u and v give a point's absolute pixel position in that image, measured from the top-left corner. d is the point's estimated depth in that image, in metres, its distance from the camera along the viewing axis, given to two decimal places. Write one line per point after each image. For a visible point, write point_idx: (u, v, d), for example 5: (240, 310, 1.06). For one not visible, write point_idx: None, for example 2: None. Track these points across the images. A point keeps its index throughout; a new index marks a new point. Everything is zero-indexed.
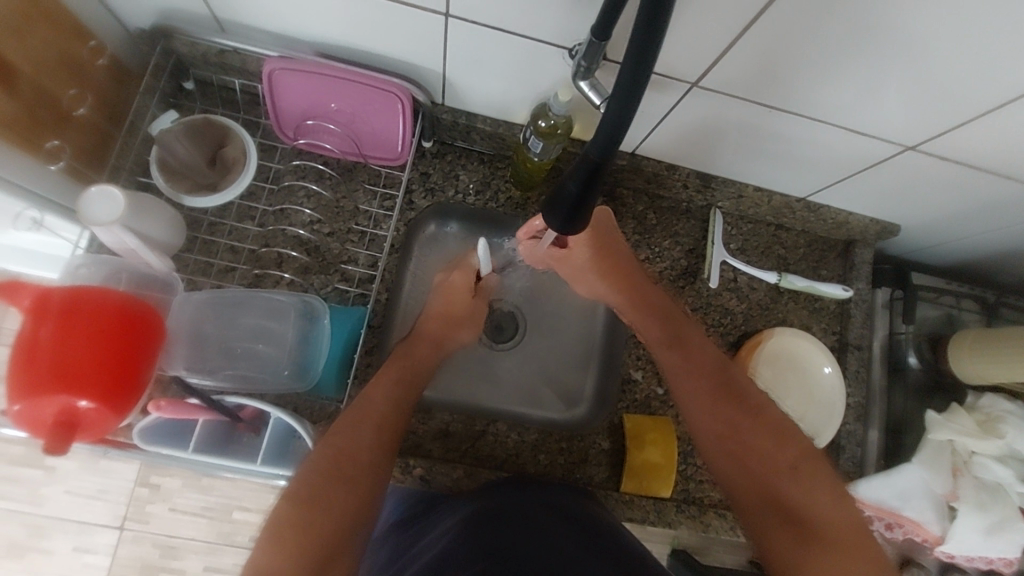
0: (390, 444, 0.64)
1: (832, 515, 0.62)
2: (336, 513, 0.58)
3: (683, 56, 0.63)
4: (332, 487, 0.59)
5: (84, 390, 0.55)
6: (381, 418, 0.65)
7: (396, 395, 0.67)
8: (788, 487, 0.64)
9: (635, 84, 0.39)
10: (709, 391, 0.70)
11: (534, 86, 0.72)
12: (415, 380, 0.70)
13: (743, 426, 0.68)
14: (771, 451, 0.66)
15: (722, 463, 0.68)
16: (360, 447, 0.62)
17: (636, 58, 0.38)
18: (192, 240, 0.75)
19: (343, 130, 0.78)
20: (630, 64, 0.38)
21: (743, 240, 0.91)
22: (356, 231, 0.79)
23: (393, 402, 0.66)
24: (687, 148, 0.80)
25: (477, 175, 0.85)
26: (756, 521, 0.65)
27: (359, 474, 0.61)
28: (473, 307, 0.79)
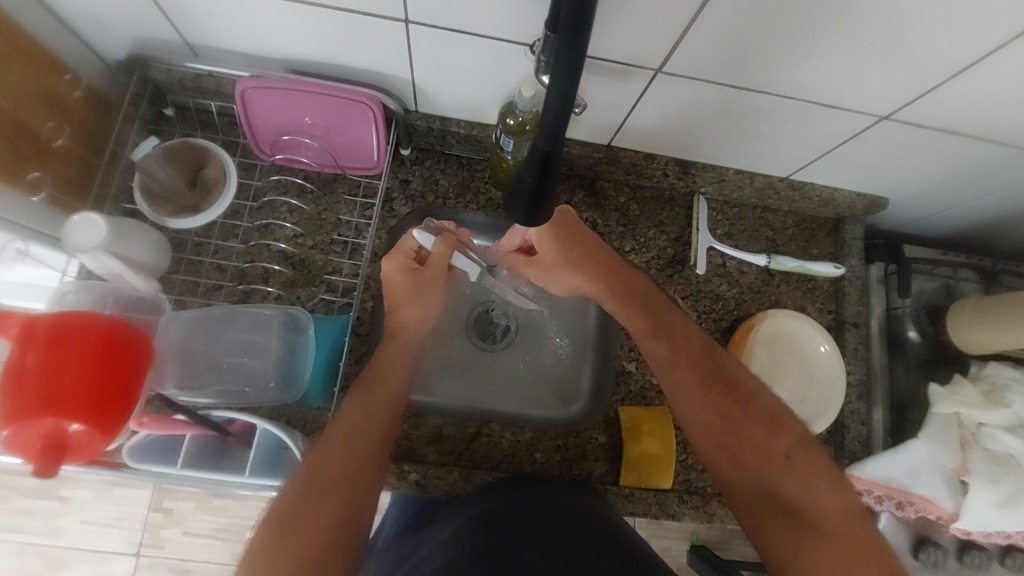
0: (372, 455, 0.62)
1: (828, 505, 0.60)
2: (322, 527, 0.56)
3: (644, 43, 0.63)
4: (317, 500, 0.57)
5: (72, 413, 0.56)
6: (360, 431, 0.63)
7: (374, 407, 0.65)
8: (781, 477, 0.62)
9: (572, 72, 0.41)
10: (698, 378, 0.68)
11: (502, 85, 0.72)
12: (400, 394, 0.68)
13: (734, 416, 0.66)
14: (764, 439, 0.64)
15: (716, 455, 0.66)
16: (341, 458, 0.60)
17: (569, 45, 0.39)
18: (179, 261, 0.77)
19: (319, 144, 0.79)
20: (563, 67, 0.41)
21: (729, 224, 0.91)
22: (339, 242, 0.80)
23: (380, 414, 0.65)
24: (662, 136, 0.80)
25: (456, 179, 0.86)
26: (749, 514, 0.62)
27: (339, 485, 0.59)
28: (416, 287, 0.74)
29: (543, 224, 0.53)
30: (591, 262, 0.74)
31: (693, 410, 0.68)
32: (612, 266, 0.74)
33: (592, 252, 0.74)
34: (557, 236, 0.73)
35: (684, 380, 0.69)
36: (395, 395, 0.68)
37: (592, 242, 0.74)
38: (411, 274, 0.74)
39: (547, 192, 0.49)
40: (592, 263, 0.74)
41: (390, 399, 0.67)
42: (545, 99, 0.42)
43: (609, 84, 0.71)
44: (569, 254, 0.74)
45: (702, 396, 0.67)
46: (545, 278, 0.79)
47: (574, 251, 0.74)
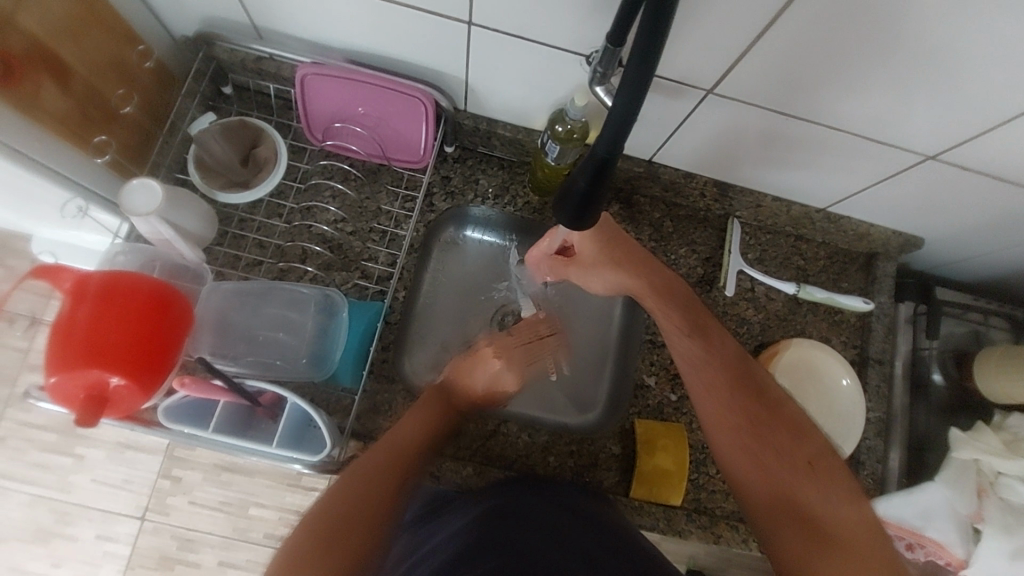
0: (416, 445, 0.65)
1: (850, 521, 0.60)
2: (369, 506, 0.59)
3: (700, 64, 0.64)
4: (360, 497, 0.59)
5: (114, 368, 0.59)
6: (393, 444, 0.64)
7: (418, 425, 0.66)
8: (803, 488, 0.62)
9: (640, 83, 0.42)
10: (727, 381, 0.68)
11: (553, 92, 0.74)
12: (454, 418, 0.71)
13: (761, 423, 0.66)
14: (789, 448, 0.64)
15: (739, 459, 0.65)
16: (394, 443, 0.64)
17: (641, 60, 0.42)
18: (223, 234, 0.79)
19: (369, 134, 0.81)
20: (632, 77, 0.42)
21: (761, 249, 0.90)
22: (377, 230, 0.81)
23: (423, 428, 0.67)
24: (705, 156, 0.81)
25: (497, 180, 0.87)
26: (767, 523, 0.62)
27: (388, 473, 0.62)
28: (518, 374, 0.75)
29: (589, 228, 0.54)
30: (628, 256, 0.73)
31: (719, 415, 0.67)
32: (651, 263, 0.73)
33: (631, 251, 0.73)
34: (602, 238, 0.73)
35: (713, 382, 0.68)
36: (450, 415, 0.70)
37: (632, 242, 0.74)
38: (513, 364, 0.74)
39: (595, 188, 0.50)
40: (633, 260, 0.73)
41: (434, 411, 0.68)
42: (610, 108, 0.44)
43: (659, 100, 0.72)
44: (613, 254, 0.73)
45: (729, 399, 0.67)
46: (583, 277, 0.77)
47: (618, 256, 0.73)
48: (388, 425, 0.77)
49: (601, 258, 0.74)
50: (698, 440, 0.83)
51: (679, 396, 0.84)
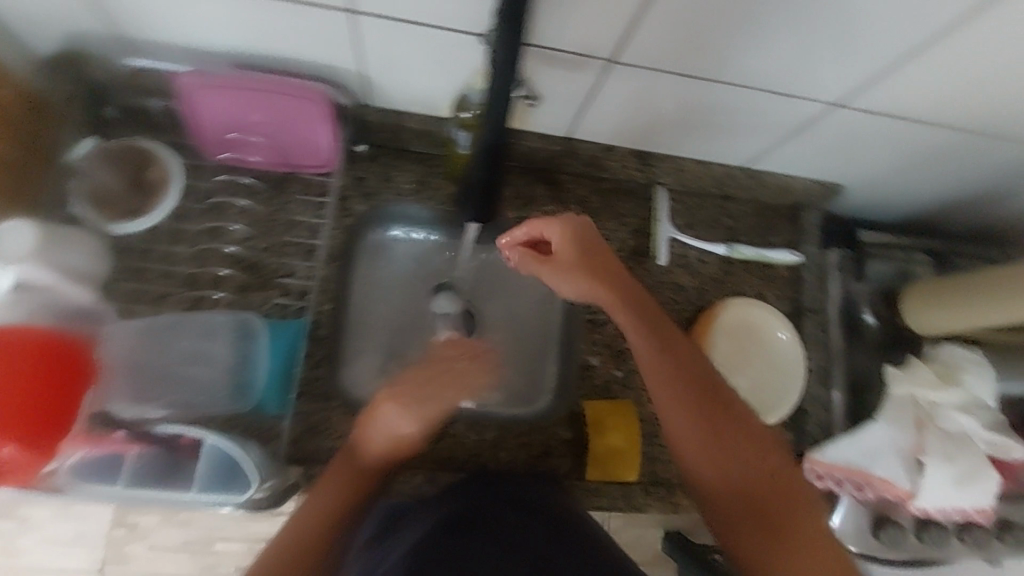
0: (350, 486, 0.64)
1: (807, 517, 0.60)
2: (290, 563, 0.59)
3: (597, 34, 0.62)
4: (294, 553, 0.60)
5: (9, 435, 0.53)
6: (323, 495, 0.64)
7: (346, 486, 0.64)
8: (767, 488, 0.61)
9: (507, 80, 0.47)
10: (694, 389, 0.64)
11: (456, 76, 0.71)
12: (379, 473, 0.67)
13: (727, 429, 0.63)
14: (754, 451, 0.63)
15: (706, 464, 0.63)
16: (330, 497, 0.63)
17: (504, 69, 0.46)
18: (122, 268, 0.72)
19: (268, 142, 0.76)
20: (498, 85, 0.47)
21: (689, 214, 0.89)
22: (292, 244, 0.77)
23: (344, 476, 0.64)
24: (621, 126, 0.79)
25: (411, 175, 0.83)
26: (733, 526, 0.61)
27: (319, 522, 0.62)
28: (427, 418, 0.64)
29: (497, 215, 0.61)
30: (596, 260, 0.66)
31: (686, 424, 0.64)
32: (614, 266, 0.67)
33: (595, 256, 0.67)
34: (570, 239, 0.66)
35: (680, 391, 0.64)
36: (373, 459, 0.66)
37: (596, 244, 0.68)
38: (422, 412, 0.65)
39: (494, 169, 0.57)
40: (598, 267, 0.66)
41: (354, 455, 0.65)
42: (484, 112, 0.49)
43: (562, 74, 0.69)
44: (578, 258, 0.66)
45: (697, 408, 0.64)
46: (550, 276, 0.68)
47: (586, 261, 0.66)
48: (328, 444, 0.74)
49: (564, 263, 0.67)
50: (648, 412, 0.82)
51: (625, 371, 0.83)
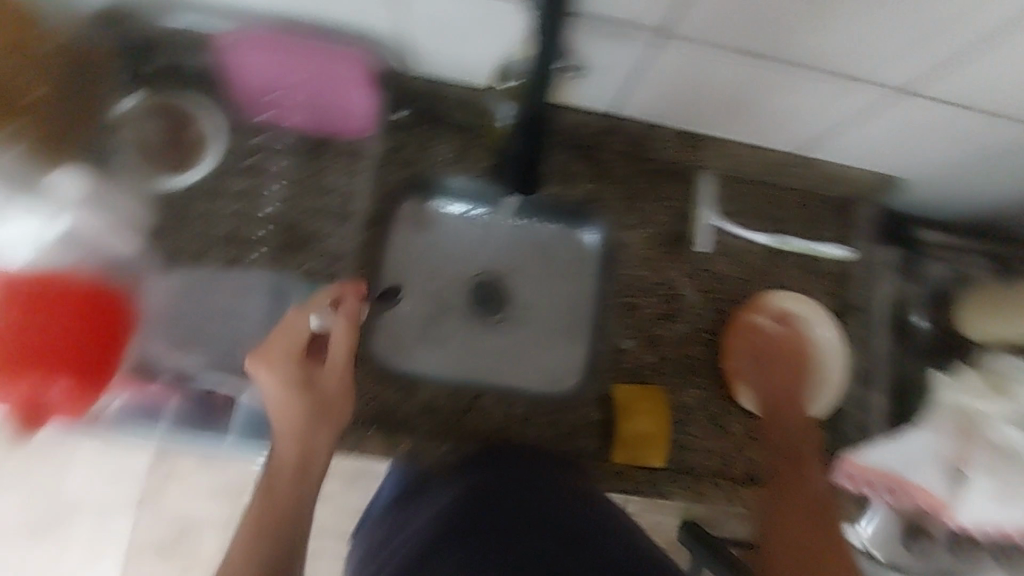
0: (309, 434, 0.61)
1: (842, 556, 0.57)
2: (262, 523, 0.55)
3: (650, 5, 0.60)
4: (269, 524, 0.55)
5: (58, 375, 0.61)
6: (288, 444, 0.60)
7: (277, 504, 0.56)
8: (817, 526, 0.60)
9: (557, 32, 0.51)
10: (798, 441, 0.71)
11: (501, 43, 0.69)
12: (312, 471, 0.60)
13: (807, 477, 0.66)
14: (811, 498, 0.64)
15: (772, 496, 0.65)
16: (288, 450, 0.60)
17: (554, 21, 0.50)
18: (164, 224, 0.73)
19: (305, 104, 0.76)
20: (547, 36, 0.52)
21: (736, 201, 0.86)
22: (330, 208, 0.77)
23: (299, 409, 0.61)
24: (667, 103, 0.77)
25: (452, 144, 0.81)
26: (774, 541, 0.60)
27: (287, 478, 0.58)
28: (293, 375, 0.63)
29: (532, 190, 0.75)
30: (795, 343, 0.81)
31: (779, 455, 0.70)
32: (793, 350, 0.80)
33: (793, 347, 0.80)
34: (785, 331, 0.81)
35: (792, 439, 0.72)
36: (320, 399, 0.63)
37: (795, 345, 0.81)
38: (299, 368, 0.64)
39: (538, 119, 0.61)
40: (783, 347, 0.80)
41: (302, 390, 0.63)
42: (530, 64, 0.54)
43: (607, 44, 0.67)
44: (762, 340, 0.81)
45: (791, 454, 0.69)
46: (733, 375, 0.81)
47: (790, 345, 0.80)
48: (359, 403, 0.77)
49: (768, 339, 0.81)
50: (679, 400, 0.81)
51: (658, 357, 0.82)
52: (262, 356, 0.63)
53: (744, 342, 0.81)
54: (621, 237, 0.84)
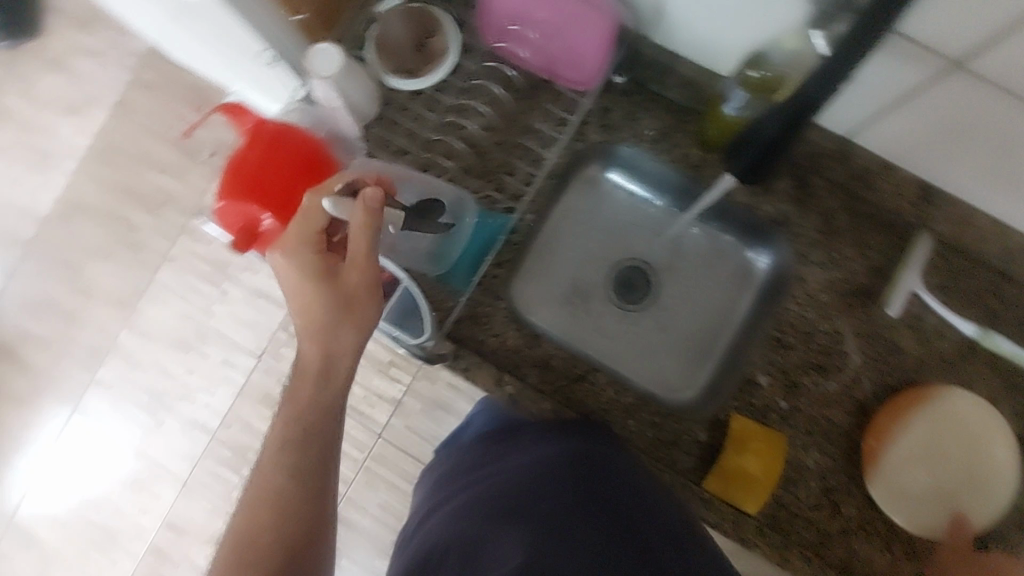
0: (323, 348, 0.61)
1: None
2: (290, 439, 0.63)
3: (954, 29, 0.53)
4: (293, 443, 0.63)
5: (269, 209, 0.65)
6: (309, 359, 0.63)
7: (303, 409, 0.63)
8: None
9: (871, 29, 0.46)
10: None
11: (759, 30, 0.66)
12: (335, 377, 0.63)
13: None
14: None
15: None
16: (308, 362, 0.63)
17: (871, 20, 0.46)
18: (380, 117, 0.80)
19: (543, 43, 0.77)
20: (859, 28, 0.47)
21: (946, 276, 0.76)
22: (523, 147, 0.79)
23: (306, 307, 0.60)
24: (915, 142, 0.69)
25: (658, 123, 0.80)
26: None
27: (313, 396, 0.63)
28: (303, 264, 0.59)
29: (758, 180, 0.69)
30: (986, 492, 0.70)
31: None
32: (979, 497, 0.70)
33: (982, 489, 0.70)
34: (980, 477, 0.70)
35: None
36: (321, 304, 0.59)
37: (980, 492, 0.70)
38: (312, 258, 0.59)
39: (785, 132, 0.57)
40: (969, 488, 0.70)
41: (306, 283, 0.60)
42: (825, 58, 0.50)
43: (884, 64, 0.61)
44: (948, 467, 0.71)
45: None
46: (892, 477, 0.71)
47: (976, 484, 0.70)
48: (481, 336, 0.78)
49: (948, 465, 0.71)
50: (796, 458, 0.75)
51: (791, 406, 0.76)
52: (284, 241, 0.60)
53: (895, 427, 0.72)
54: (799, 271, 0.78)
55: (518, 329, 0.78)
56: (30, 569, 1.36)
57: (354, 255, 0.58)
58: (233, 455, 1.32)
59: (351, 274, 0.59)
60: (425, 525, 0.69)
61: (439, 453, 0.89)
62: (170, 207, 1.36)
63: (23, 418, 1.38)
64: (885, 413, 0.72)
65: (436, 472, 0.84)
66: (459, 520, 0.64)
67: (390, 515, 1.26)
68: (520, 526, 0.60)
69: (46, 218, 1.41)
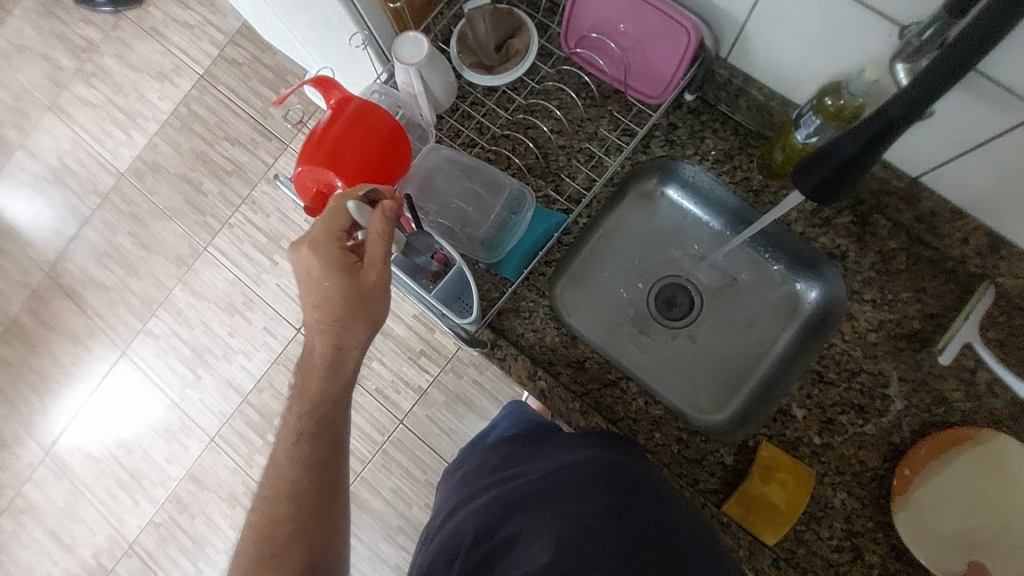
0: (334, 341, 0.63)
1: None
2: (303, 424, 0.66)
3: None
4: (307, 428, 0.66)
5: (343, 179, 0.69)
6: (318, 350, 0.65)
7: (310, 400, 0.66)
8: None
9: (962, 61, 0.46)
10: None
11: (839, 58, 0.67)
12: (344, 367, 0.65)
13: None
14: None
15: None
16: (318, 352, 0.65)
17: (964, 52, 0.45)
18: (454, 108, 0.84)
19: (620, 53, 0.80)
20: (950, 59, 0.46)
21: (1007, 333, 0.74)
22: (586, 152, 0.81)
23: (321, 300, 0.62)
24: (991, 190, 0.67)
25: (723, 145, 0.82)
26: None
27: (322, 384, 0.66)
28: (326, 259, 0.61)
29: (824, 198, 0.64)
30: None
31: None
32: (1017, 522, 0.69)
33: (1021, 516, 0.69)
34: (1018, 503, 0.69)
35: None
36: (337, 299, 0.61)
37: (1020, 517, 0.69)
38: (335, 255, 0.61)
39: (852, 163, 0.58)
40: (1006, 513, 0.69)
41: (324, 277, 0.61)
42: (911, 88, 0.50)
43: (967, 105, 0.60)
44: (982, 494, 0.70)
45: None
46: (925, 502, 0.70)
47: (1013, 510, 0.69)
48: (520, 329, 0.80)
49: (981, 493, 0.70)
50: (822, 499, 0.73)
51: (825, 442, 0.74)
52: (306, 238, 0.62)
53: (932, 469, 0.71)
54: (849, 308, 0.77)
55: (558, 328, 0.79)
56: (59, 499, 1.43)
57: (374, 258, 0.61)
58: (260, 419, 1.37)
59: (364, 268, 0.61)
60: (451, 520, 0.68)
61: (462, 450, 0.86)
62: (237, 177, 1.44)
63: (76, 355, 1.47)
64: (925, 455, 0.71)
65: (455, 471, 0.81)
66: (485, 526, 0.62)
67: (400, 500, 1.27)
68: (551, 539, 0.57)
69: (124, 173, 1.51)
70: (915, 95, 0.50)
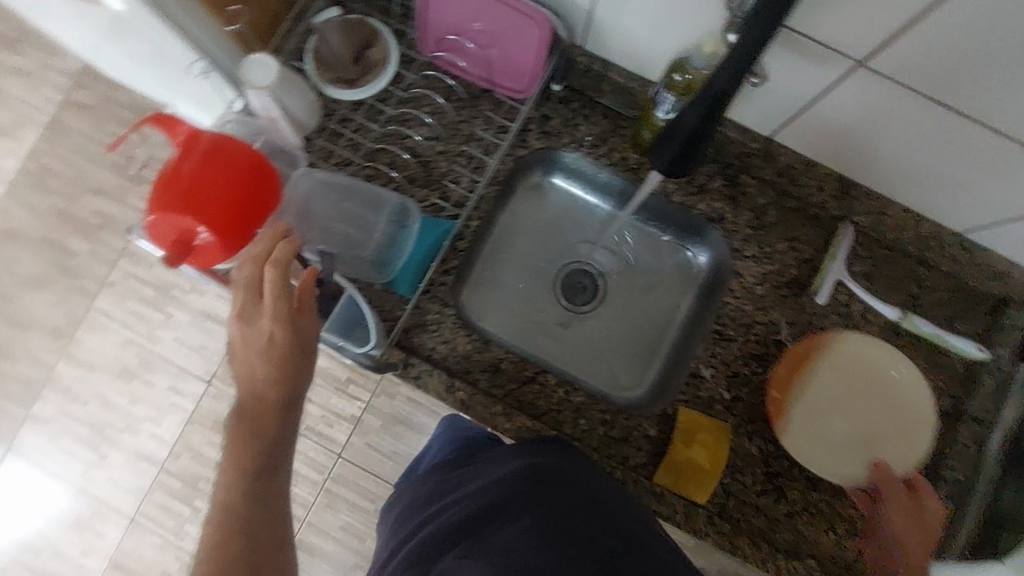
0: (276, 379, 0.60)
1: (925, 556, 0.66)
2: (247, 460, 0.60)
3: (854, 29, 0.57)
4: (253, 464, 0.61)
5: (203, 222, 0.63)
6: (255, 384, 0.61)
7: (252, 438, 0.61)
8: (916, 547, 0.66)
9: (771, 25, 0.49)
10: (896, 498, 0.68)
11: (681, 34, 0.69)
12: (293, 406, 0.63)
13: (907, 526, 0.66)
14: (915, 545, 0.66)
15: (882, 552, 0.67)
16: (261, 386, 0.61)
17: (771, 16, 0.49)
18: (321, 128, 0.80)
19: (479, 52, 0.79)
20: (762, 23, 0.49)
21: (871, 265, 0.81)
22: (465, 155, 0.81)
23: (253, 346, 0.59)
24: (834, 139, 0.73)
25: (596, 129, 0.84)
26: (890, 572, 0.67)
27: (268, 420, 0.61)
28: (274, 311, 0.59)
29: (681, 171, 0.66)
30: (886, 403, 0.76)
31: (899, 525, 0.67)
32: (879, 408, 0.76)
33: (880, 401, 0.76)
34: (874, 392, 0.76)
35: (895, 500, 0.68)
36: (276, 340, 0.59)
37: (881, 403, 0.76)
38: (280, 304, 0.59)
39: (699, 134, 0.61)
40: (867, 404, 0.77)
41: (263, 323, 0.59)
42: (737, 54, 0.53)
43: (797, 64, 0.64)
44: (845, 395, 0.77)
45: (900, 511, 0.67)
46: (797, 419, 0.76)
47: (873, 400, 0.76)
48: (430, 344, 0.78)
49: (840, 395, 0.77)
50: (741, 448, 0.77)
51: (734, 395, 0.78)
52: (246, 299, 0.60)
53: (798, 388, 0.77)
54: (735, 266, 0.81)
55: (467, 335, 0.79)
56: None
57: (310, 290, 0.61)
58: (182, 486, 1.25)
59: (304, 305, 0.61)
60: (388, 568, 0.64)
61: (396, 492, 0.83)
62: (108, 231, 1.31)
63: None
64: (793, 376, 0.77)
65: (392, 508, 0.78)
66: (422, 562, 0.58)
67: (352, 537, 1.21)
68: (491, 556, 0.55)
69: None
70: (742, 61, 0.53)
